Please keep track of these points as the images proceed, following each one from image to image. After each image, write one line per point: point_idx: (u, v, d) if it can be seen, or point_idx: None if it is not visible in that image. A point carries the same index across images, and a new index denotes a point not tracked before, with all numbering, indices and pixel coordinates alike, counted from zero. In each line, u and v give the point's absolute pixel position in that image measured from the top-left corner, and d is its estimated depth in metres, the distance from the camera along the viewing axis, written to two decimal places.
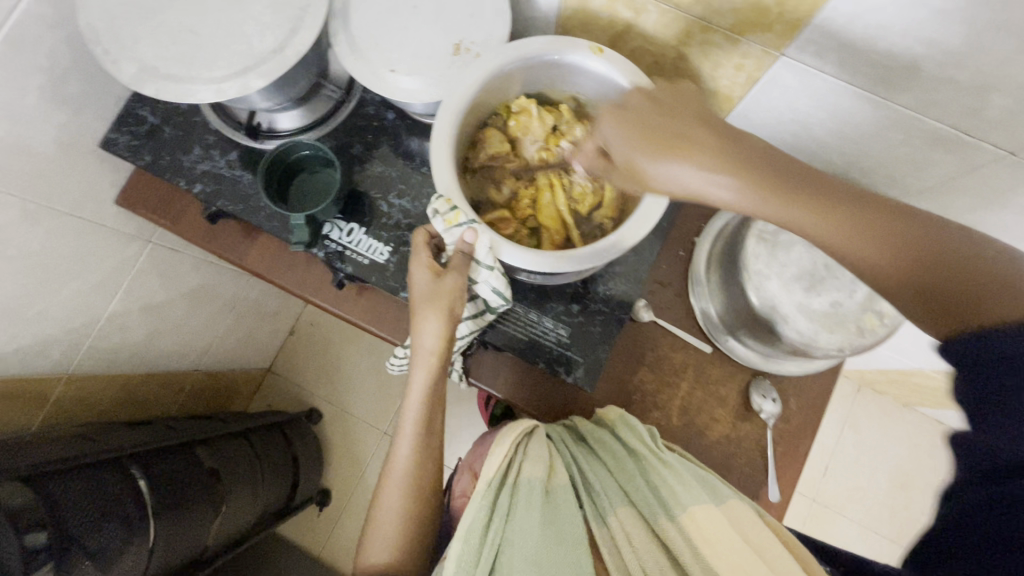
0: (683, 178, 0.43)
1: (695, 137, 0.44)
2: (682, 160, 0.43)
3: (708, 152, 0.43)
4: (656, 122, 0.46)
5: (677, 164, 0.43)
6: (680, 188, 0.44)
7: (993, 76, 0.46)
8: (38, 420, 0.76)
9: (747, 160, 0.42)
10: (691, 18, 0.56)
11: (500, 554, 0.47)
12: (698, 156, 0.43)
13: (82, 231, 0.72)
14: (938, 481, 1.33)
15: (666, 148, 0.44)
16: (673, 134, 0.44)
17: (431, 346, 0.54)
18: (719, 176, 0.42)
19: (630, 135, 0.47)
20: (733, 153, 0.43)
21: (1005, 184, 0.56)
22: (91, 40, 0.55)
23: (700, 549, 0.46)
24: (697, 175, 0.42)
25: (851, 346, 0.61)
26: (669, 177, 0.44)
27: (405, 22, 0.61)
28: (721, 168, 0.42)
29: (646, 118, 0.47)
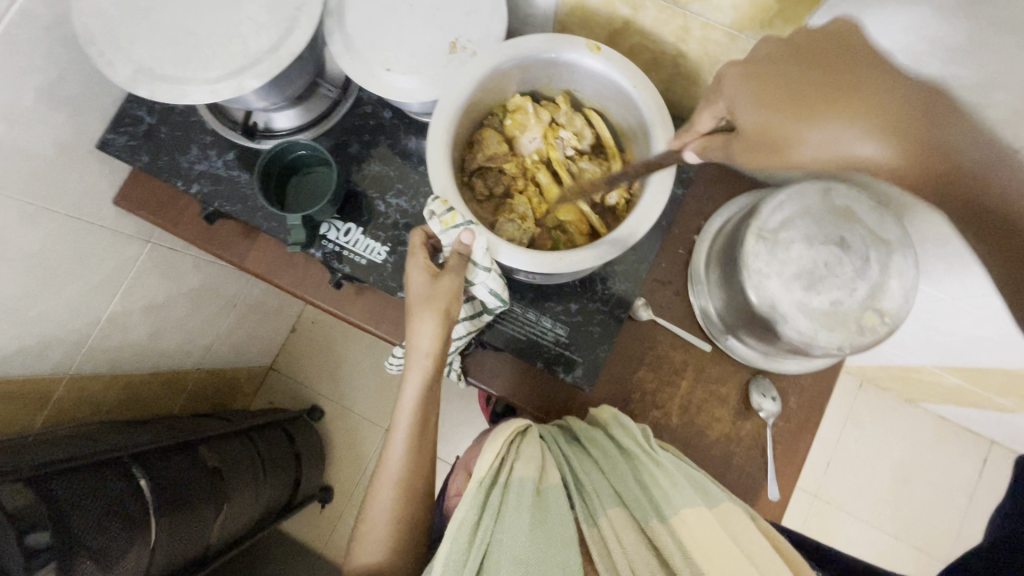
0: (817, 144, 0.39)
1: (866, 93, 0.36)
2: (840, 122, 0.37)
3: (865, 111, 0.36)
4: (788, 79, 0.41)
5: (821, 130, 0.38)
6: (825, 151, 0.39)
7: None
8: (41, 420, 0.76)
9: (919, 120, 0.34)
10: (690, 14, 0.55)
11: (488, 553, 0.47)
12: (854, 117, 0.36)
13: (81, 231, 0.72)
14: (941, 477, 1.33)
15: (809, 109, 0.39)
16: (835, 91, 0.38)
17: (427, 348, 0.54)
18: (870, 138, 0.36)
19: (766, 106, 0.42)
20: (904, 111, 0.34)
21: None
22: (86, 42, 0.55)
23: (691, 553, 0.45)
24: (852, 138, 0.37)
25: (853, 345, 0.60)
26: (804, 140, 0.39)
27: (401, 20, 0.61)
28: (880, 131, 0.35)
29: (805, 77, 0.40)
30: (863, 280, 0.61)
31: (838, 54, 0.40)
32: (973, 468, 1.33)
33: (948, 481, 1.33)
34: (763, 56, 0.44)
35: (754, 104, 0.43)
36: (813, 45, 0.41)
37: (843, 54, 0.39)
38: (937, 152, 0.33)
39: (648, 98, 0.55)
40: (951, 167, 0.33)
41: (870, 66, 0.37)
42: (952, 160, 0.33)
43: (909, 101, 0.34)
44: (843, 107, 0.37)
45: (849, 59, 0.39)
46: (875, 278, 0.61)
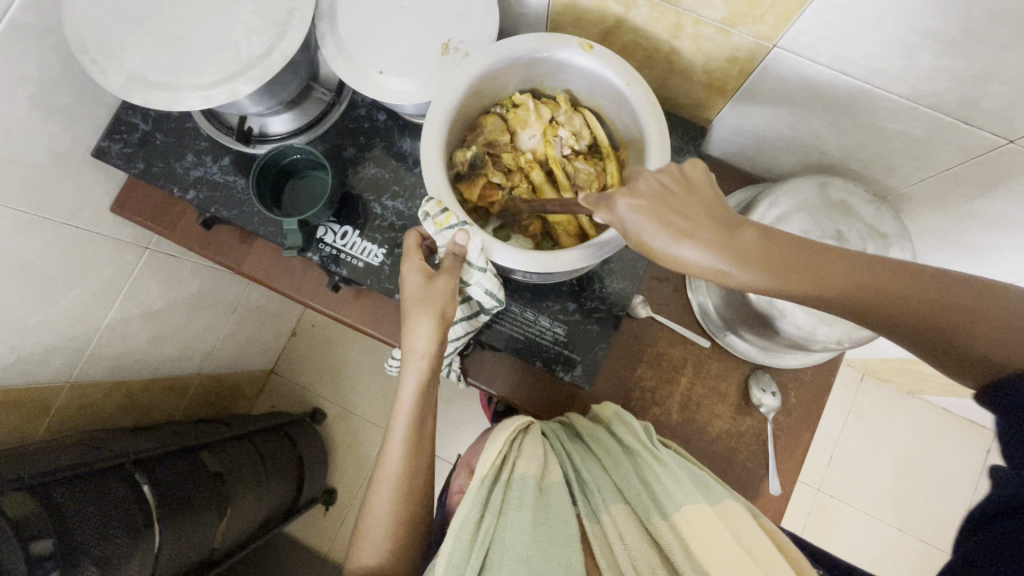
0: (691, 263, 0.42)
1: (698, 223, 0.42)
2: (688, 246, 0.42)
3: (709, 236, 0.42)
4: (655, 202, 0.44)
5: (680, 250, 0.42)
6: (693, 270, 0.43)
7: (990, 63, 0.45)
8: (42, 429, 0.76)
9: (744, 241, 0.42)
10: (682, 11, 0.55)
11: (491, 551, 0.47)
12: (705, 243, 0.42)
13: (78, 239, 0.72)
14: (944, 469, 1.33)
15: (673, 234, 0.42)
16: (685, 216, 0.43)
17: (423, 349, 0.54)
18: (725, 261, 0.41)
19: (649, 218, 0.43)
20: (740, 239, 0.42)
21: (1005, 172, 0.55)
22: (79, 50, 0.55)
23: (692, 548, 0.46)
24: (709, 262, 0.42)
25: (851, 339, 0.60)
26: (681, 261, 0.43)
27: (393, 23, 0.60)
28: (725, 255, 0.41)
29: (664, 202, 0.43)
30: None
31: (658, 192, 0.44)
32: (976, 459, 1.33)
33: (951, 473, 1.33)
34: (640, 186, 0.45)
35: (639, 211, 0.44)
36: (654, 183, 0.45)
37: (664, 189, 0.44)
38: (773, 257, 0.42)
39: (641, 96, 0.55)
40: (793, 266, 0.42)
41: (701, 197, 0.44)
42: (787, 256, 0.42)
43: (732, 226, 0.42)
44: (698, 237, 0.42)
45: (675, 192, 0.44)
46: None
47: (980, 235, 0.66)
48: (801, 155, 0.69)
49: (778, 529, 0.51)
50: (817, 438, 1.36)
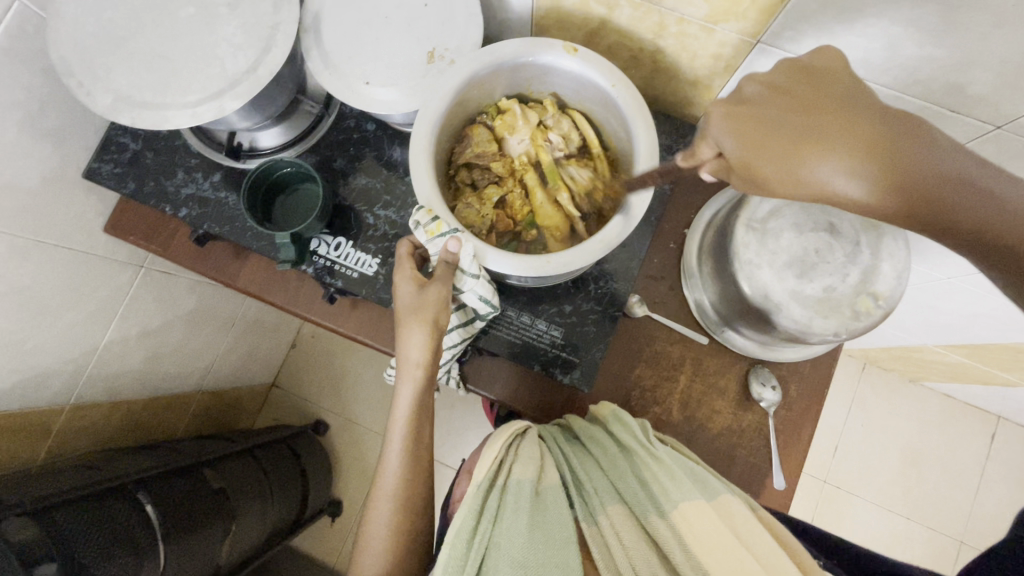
0: (826, 182, 0.39)
1: (831, 130, 0.39)
2: (820, 158, 0.39)
3: (846, 145, 0.38)
4: (778, 117, 0.41)
5: (814, 163, 0.39)
6: (807, 188, 0.40)
7: (972, 50, 0.45)
8: (43, 452, 0.76)
9: (892, 155, 0.37)
10: (665, 11, 0.55)
11: (487, 557, 0.47)
12: (838, 151, 0.38)
13: (73, 261, 0.72)
14: (949, 455, 1.33)
15: (791, 150, 0.40)
16: (814, 127, 0.40)
17: (417, 359, 0.55)
18: (850, 172, 0.38)
19: (747, 143, 0.42)
20: (879, 144, 0.38)
21: (994, 158, 0.55)
22: (65, 73, 0.55)
23: (690, 546, 0.46)
24: (840, 178, 0.38)
25: (848, 331, 0.60)
26: (805, 177, 0.40)
27: (377, 33, 0.61)
28: (870, 173, 0.38)
29: (773, 120, 0.42)
30: (854, 265, 0.61)
31: (833, 94, 0.41)
32: (981, 444, 1.33)
33: (957, 459, 1.32)
34: (753, 95, 0.44)
35: (743, 135, 0.42)
36: (793, 82, 0.43)
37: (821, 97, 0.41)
38: (878, 159, 0.37)
39: (627, 96, 0.56)
40: (911, 188, 0.37)
41: (836, 100, 0.41)
42: (943, 182, 0.37)
43: (885, 139, 0.38)
44: (836, 147, 0.38)
45: (836, 102, 0.40)
46: (865, 261, 0.61)
47: None
48: None
49: (780, 523, 0.51)
50: (821, 430, 1.35)
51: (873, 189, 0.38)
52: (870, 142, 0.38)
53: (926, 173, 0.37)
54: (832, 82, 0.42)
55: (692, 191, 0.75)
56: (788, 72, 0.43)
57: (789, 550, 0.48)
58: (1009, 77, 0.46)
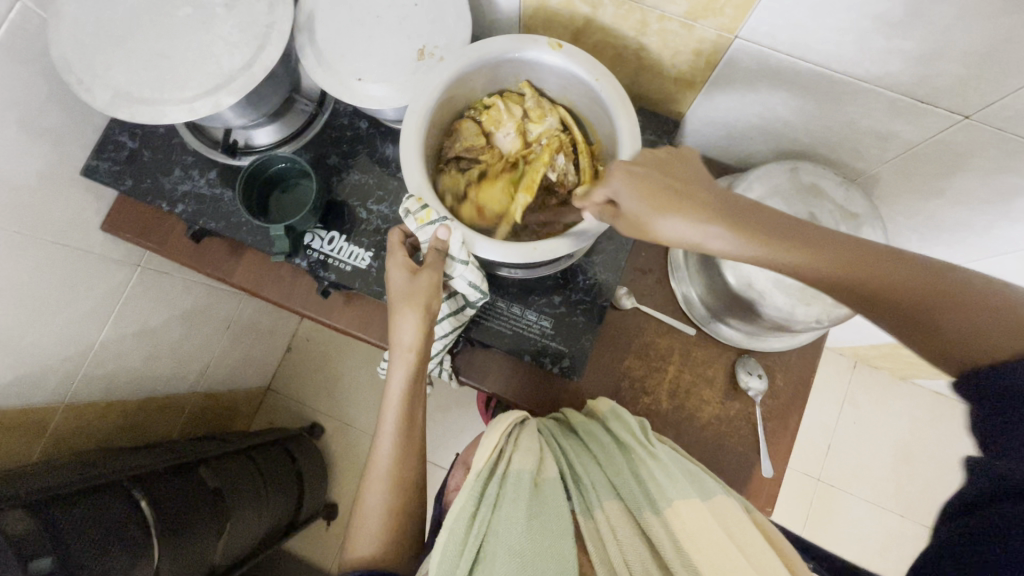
0: (701, 242, 0.46)
1: (688, 200, 0.46)
2: (686, 221, 0.45)
3: (700, 208, 0.45)
4: (655, 182, 0.47)
5: (679, 227, 0.45)
6: (683, 244, 0.46)
7: (938, 41, 0.47)
8: (39, 450, 0.77)
9: (742, 220, 0.45)
10: (646, 8, 0.57)
11: (485, 544, 0.48)
12: (693, 214, 0.45)
13: (70, 259, 0.73)
14: (940, 452, 1.34)
15: (671, 207, 0.46)
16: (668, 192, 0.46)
17: (410, 342, 0.56)
18: (715, 231, 0.45)
19: (645, 197, 0.46)
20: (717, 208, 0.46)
21: (966, 148, 0.57)
22: (65, 71, 0.56)
23: (682, 544, 0.47)
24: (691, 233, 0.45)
25: (831, 317, 0.62)
26: (680, 237, 0.46)
27: (369, 32, 0.63)
28: (731, 233, 0.45)
29: (657, 180, 0.47)
30: None
31: (683, 172, 0.48)
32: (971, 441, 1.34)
33: (948, 456, 1.34)
34: (639, 167, 0.48)
35: (637, 195, 0.46)
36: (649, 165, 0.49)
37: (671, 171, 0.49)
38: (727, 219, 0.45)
39: (610, 89, 0.58)
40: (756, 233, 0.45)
41: (684, 175, 0.48)
42: (777, 236, 0.44)
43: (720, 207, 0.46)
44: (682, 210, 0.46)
45: (684, 177, 0.48)
46: None
47: (950, 212, 0.68)
48: (773, 143, 0.71)
49: (773, 527, 0.52)
50: (813, 428, 1.37)
51: (737, 243, 0.45)
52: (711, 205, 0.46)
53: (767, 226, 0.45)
54: (673, 166, 0.49)
55: None
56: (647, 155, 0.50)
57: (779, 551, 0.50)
58: (973, 67, 0.48)
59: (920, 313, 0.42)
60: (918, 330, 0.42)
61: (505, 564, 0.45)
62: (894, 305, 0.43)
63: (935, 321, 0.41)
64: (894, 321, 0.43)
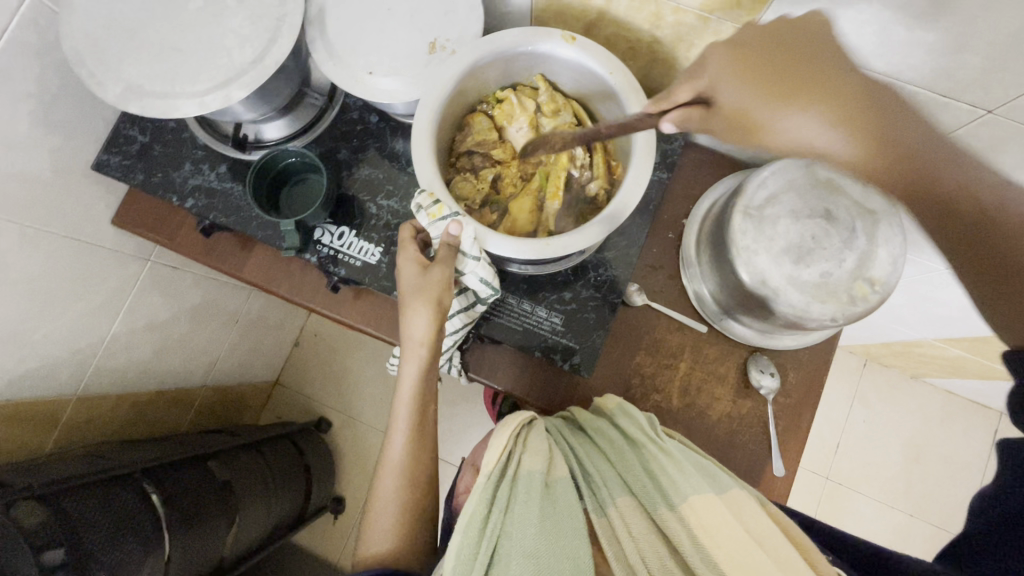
0: (791, 134, 0.47)
1: (807, 90, 0.46)
2: (797, 115, 0.46)
3: (818, 103, 0.45)
4: (768, 74, 0.47)
5: (789, 119, 0.47)
6: (789, 141, 0.48)
7: (962, 33, 0.46)
8: (51, 441, 0.77)
9: (854, 109, 0.44)
10: (661, 0, 0.56)
11: (499, 546, 0.47)
12: (815, 109, 0.45)
13: (82, 252, 0.73)
14: (951, 451, 1.33)
15: (779, 99, 0.47)
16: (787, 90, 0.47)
17: (421, 337, 0.55)
18: (825, 124, 0.45)
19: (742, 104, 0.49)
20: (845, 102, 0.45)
21: (987, 143, 0.56)
22: (77, 64, 0.56)
23: (700, 538, 0.46)
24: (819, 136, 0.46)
25: (846, 315, 0.60)
26: (774, 129, 0.48)
27: (380, 25, 0.62)
28: (834, 121, 0.45)
29: (767, 63, 0.48)
30: (851, 251, 0.62)
31: (813, 59, 0.46)
32: (983, 441, 1.32)
33: (959, 455, 1.32)
34: (745, 42, 0.50)
35: (738, 82, 0.49)
36: (788, 34, 0.48)
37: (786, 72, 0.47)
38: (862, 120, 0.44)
39: (624, 82, 0.57)
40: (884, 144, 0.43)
41: (818, 58, 0.46)
42: (886, 143, 0.43)
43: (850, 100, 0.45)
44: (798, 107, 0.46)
45: (815, 58, 0.46)
46: (862, 247, 0.61)
47: None
48: None
49: (788, 518, 0.51)
50: (823, 426, 1.35)
51: (845, 146, 0.45)
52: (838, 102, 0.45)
53: (885, 135, 0.43)
54: (815, 39, 0.47)
55: (689, 181, 0.76)
56: (780, 25, 0.48)
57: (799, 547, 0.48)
58: (998, 60, 0.47)
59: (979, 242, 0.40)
60: (983, 262, 0.40)
61: (521, 566, 0.44)
62: (942, 211, 0.41)
63: (995, 246, 0.40)
64: (947, 236, 0.42)
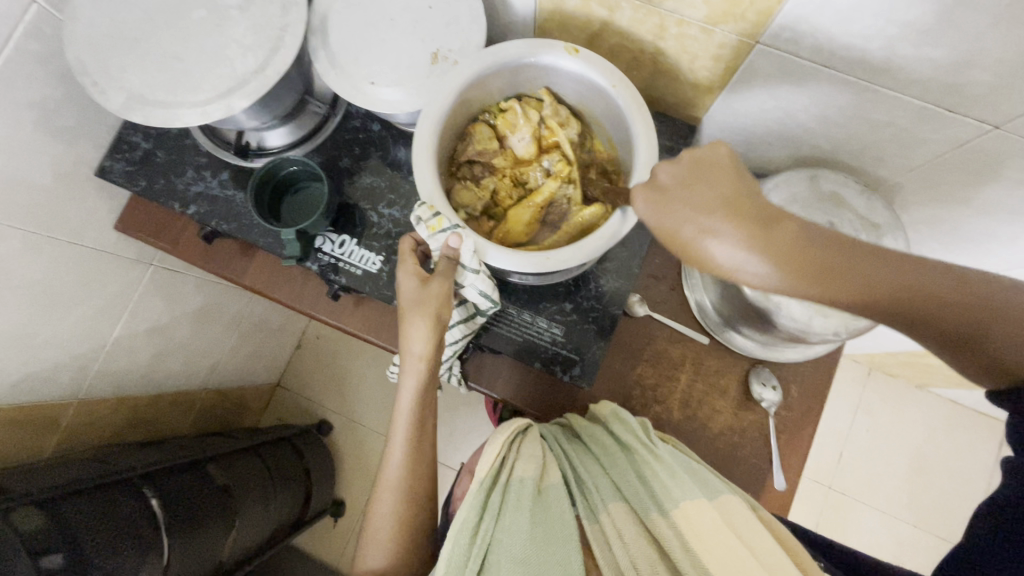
0: (729, 265, 0.39)
1: (715, 213, 0.40)
2: (718, 242, 0.39)
3: (736, 229, 0.39)
4: (683, 193, 0.42)
5: (722, 244, 0.39)
6: (715, 267, 0.40)
7: (969, 49, 0.46)
8: (51, 446, 0.77)
9: (776, 240, 0.38)
10: (665, 12, 0.56)
11: (489, 552, 0.46)
12: (732, 235, 0.39)
13: (84, 257, 0.73)
14: (956, 463, 1.31)
15: (694, 234, 0.40)
16: (698, 207, 0.40)
17: (419, 351, 0.55)
18: (751, 257, 0.38)
19: (657, 207, 0.42)
20: (759, 223, 0.39)
21: (993, 158, 0.56)
22: (80, 72, 0.56)
23: (690, 544, 0.45)
24: (734, 255, 0.38)
25: (848, 329, 0.60)
26: (708, 257, 0.39)
27: (383, 35, 0.62)
28: (750, 250, 0.38)
29: (676, 193, 0.42)
30: None
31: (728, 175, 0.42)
32: (988, 452, 1.31)
33: (964, 466, 1.31)
34: (662, 180, 0.43)
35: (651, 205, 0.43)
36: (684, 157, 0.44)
37: (706, 185, 0.41)
38: (789, 253, 0.38)
39: (627, 96, 0.56)
40: (806, 266, 0.38)
41: (720, 184, 0.41)
42: (812, 262, 0.38)
43: (764, 220, 0.39)
44: (731, 228, 0.39)
45: (726, 181, 0.41)
46: None
47: (974, 221, 0.66)
48: (792, 149, 0.69)
49: (779, 523, 0.50)
50: (826, 435, 1.34)
51: (781, 278, 0.38)
52: (765, 231, 0.38)
53: (808, 253, 0.38)
54: (720, 169, 0.42)
55: None
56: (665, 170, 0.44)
57: (789, 550, 0.47)
58: (1006, 76, 0.46)
59: (949, 329, 0.37)
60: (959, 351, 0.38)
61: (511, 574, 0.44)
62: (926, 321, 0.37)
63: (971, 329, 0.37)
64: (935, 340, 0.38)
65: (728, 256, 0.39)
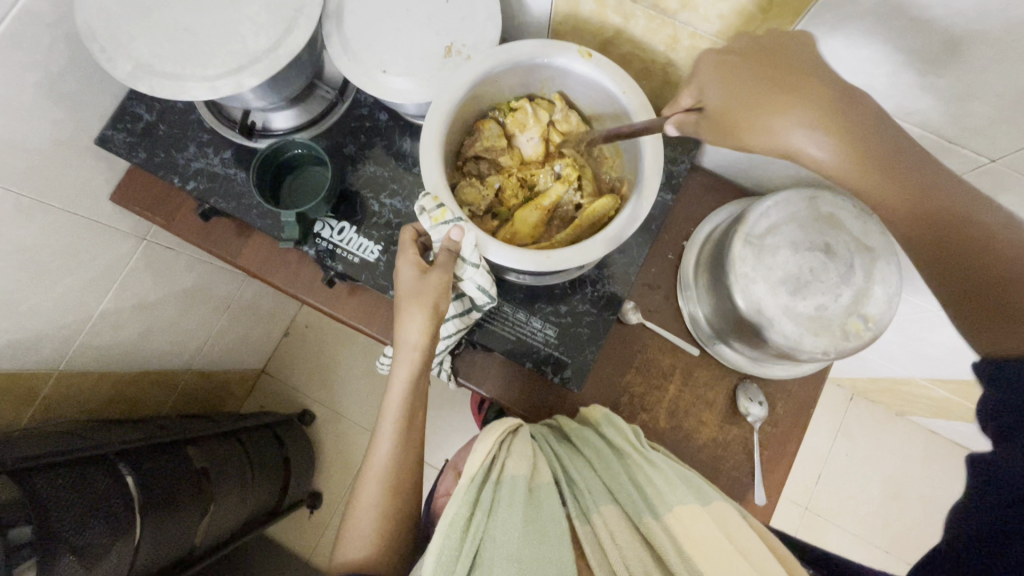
0: (792, 139, 0.45)
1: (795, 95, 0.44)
2: (789, 119, 0.44)
3: (808, 111, 0.44)
4: (758, 80, 0.46)
5: (786, 124, 0.44)
6: (779, 146, 0.46)
7: (971, 82, 0.47)
8: (28, 416, 0.76)
9: (848, 125, 0.43)
10: (679, 24, 0.57)
11: (482, 548, 0.46)
12: (803, 115, 0.44)
13: (76, 226, 0.72)
14: (930, 492, 1.33)
15: (755, 111, 0.46)
16: (773, 89, 0.45)
17: (415, 341, 0.55)
18: (812, 131, 0.44)
19: (734, 92, 0.47)
20: (832, 108, 0.43)
21: (987, 190, 0.57)
22: (88, 38, 0.56)
23: (684, 548, 0.45)
24: (798, 133, 0.44)
25: (838, 350, 0.60)
26: (774, 135, 0.45)
27: (398, 25, 0.62)
28: (821, 131, 0.43)
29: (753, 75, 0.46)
30: (847, 286, 0.61)
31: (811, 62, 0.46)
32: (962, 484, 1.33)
33: (938, 495, 1.32)
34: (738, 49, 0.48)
35: (722, 88, 0.48)
36: (766, 44, 0.47)
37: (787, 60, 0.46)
38: (854, 140, 0.43)
39: (636, 103, 0.57)
40: (863, 156, 0.42)
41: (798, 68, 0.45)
42: (869, 159, 0.42)
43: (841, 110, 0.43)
44: (801, 106, 0.44)
45: (808, 67, 0.45)
46: (858, 283, 0.61)
47: None
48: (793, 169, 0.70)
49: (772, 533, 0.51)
50: (805, 457, 1.36)
51: (831, 156, 0.43)
52: (844, 117, 0.43)
53: (869, 145, 0.42)
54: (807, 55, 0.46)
55: (692, 206, 0.76)
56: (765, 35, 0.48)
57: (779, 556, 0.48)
58: (1006, 111, 0.47)
59: (970, 272, 0.39)
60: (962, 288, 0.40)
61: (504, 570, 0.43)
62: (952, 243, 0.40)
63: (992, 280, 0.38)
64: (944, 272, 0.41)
65: (800, 139, 0.44)
